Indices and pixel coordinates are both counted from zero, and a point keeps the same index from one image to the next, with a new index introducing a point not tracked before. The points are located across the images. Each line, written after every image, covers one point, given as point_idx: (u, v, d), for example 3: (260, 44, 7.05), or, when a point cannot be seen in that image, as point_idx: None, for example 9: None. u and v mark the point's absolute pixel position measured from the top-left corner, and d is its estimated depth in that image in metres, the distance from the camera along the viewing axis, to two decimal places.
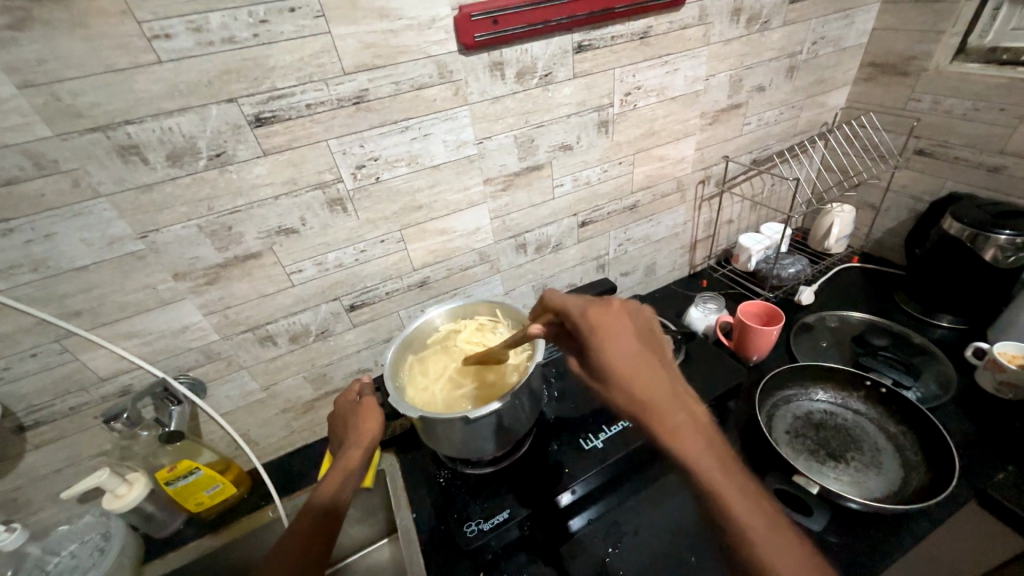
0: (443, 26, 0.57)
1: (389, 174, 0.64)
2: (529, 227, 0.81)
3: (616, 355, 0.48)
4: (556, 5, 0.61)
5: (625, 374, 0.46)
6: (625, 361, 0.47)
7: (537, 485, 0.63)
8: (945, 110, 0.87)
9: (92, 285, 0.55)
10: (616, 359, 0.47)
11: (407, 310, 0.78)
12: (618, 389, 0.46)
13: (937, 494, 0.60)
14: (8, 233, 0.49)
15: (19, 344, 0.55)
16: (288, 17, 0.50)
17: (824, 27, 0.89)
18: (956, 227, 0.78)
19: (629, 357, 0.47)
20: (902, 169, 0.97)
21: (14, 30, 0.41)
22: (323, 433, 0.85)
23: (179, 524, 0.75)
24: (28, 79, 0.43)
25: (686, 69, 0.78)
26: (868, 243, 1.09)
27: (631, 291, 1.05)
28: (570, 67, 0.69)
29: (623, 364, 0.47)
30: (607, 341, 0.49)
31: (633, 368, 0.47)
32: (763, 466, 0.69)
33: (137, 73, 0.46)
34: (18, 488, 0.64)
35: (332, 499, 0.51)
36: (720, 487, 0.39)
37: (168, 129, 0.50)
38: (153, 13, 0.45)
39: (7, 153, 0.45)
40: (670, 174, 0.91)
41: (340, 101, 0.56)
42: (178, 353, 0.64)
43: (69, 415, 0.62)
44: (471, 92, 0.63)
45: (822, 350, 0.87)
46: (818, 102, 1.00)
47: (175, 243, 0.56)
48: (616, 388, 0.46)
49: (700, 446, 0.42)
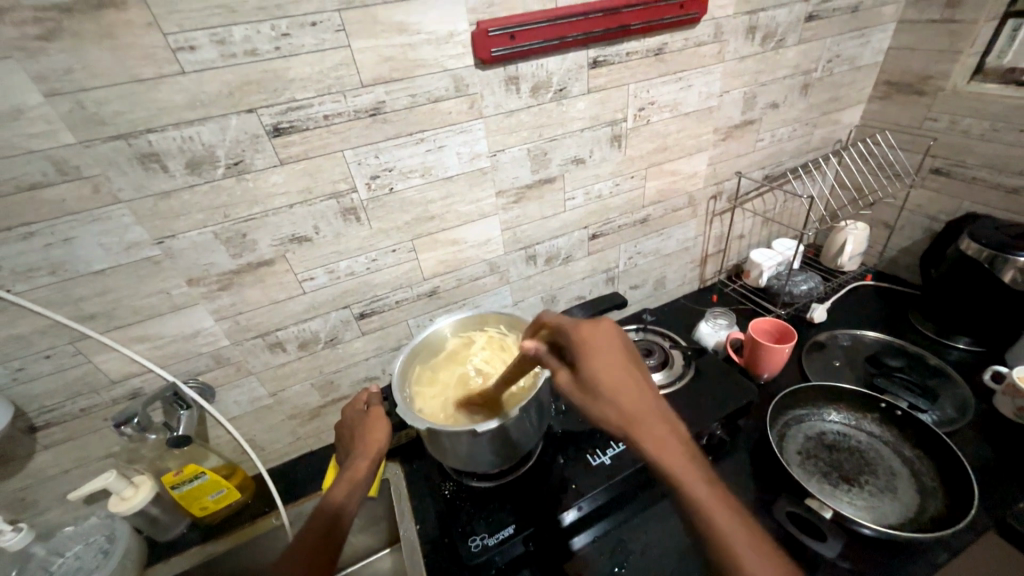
0: (461, 41, 0.58)
1: (402, 185, 0.64)
2: (540, 239, 0.81)
3: (607, 374, 0.45)
4: (573, 21, 0.62)
5: (615, 397, 0.45)
6: (618, 383, 0.45)
7: (544, 500, 0.62)
8: (962, 129, 0.86)
9: (108, 288, 0.55)
10: (607, 379, 0.45)
11: (415, 319, 0.78)
12: (610, 413, 0.44)
13: (955, 522, 0.58)
14: (29, 236, 0.49)
15: (34, 345, 0.56)
16: (310, 30, 0.50)
17: (840, 46, 0.89)
18: (974, 248, 0.77)
19: (621, 378, 0.46)
20: (918, 188, 0.96)
21: (44, 40, 0.42)
22: (328, 441, 0.85)
23: (182, 528, 0.75)
24: (56, 87, 0.44)
25: (700, 85, 0.79)
26: (882, 262, 1.08)
27: (640, 305, 1.04)
28: (585, 82, 0.69)
29: (614, 386, 0.45)
30: (597, 359, 0.46)
31: (624, 390, 0.45)
32: (774, 488, 0.68)
33: (161, 83, 0.47)
34: (26, 488, 0.65)
35: (337, 511, 0.51)
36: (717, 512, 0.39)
37: (188, 138, 0.51)
38: (178, 26, 0.46)
39: (31, 158, 0.46)
40: (681, 189, 0.90)
41: (357, 112, 0.57)
42: (188, 358, 0.64)
43: (79, 417, 0.62)
44: (486, 106, 0.64)
45: (834, 369, 0.85)
46: (832, 119, 1.00)
47: (190, 249, 0.57)
48: (607, 410, 0.44)
49: (693, 470, 0.41)
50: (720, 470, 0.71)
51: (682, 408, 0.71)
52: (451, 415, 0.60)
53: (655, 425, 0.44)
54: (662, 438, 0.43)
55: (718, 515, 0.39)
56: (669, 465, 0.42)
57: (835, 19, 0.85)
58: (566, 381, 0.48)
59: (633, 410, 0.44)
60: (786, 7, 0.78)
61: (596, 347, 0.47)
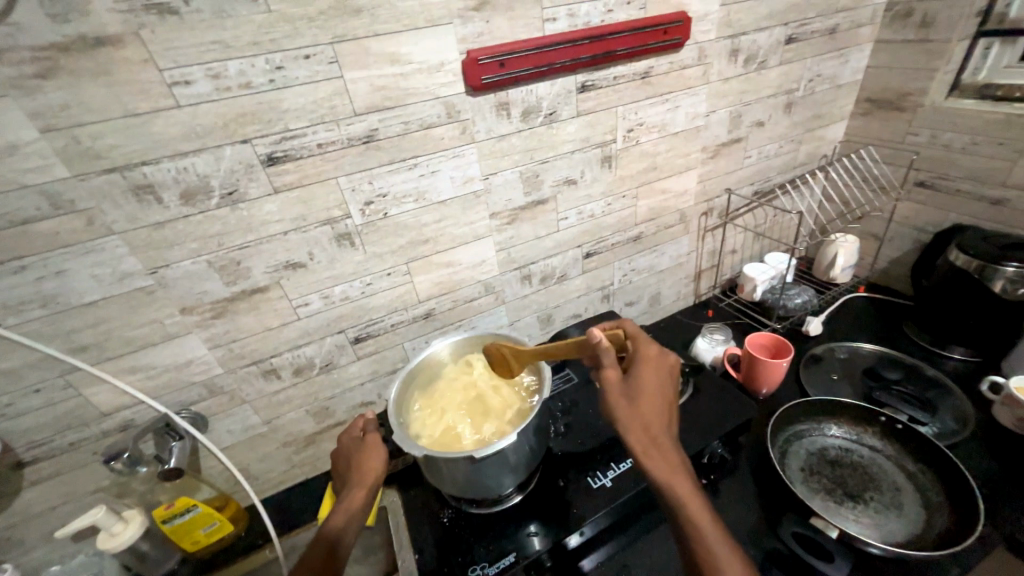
0: (451, 70, 0.59)
1: (396, 210, 0.65)
2: (534, 259, 0.82)
3: (651, 387, 0.53)
4: (560, 49, 0.63)
5: (646, 414, 0.51)
6: (654, 405, 0.51)
7: (545, 526, 0.61)
8: (943, 143, 0.88)
9: (100, 319, 0.55)
10: (648, 393, 0.52)
11: (411, 342, 0.78)
12: (641, 419, 0.50)
13: (962, 539, 0.57)
14: (20, 270, 0.49)
15: (23, 379, 0.55)
16: (304, 63, 0.52)
17: (820, 66, 0.92)
18: (963, 258, 0.78)
19: (657, 402, 0.52)
20: (904, 201, 0.98)
21: (41, 78, 0.43)
22: (324, 468, 0.83)
23: (173, 564, 0.72)
24: (52, 123, 0.45)
25: (686, 106, 0.80)
26: (874, 273, 1.09)
27: (637, 321, 1.05)
28: (574, 106, 0.71)
29: (652, 401, 0.52)
30: (649, 373, 0.54)
31: (659, 406, 0.52)
32: (778, 506, 0.67)
33: (156, 116, 0.48)
34: (10, 527, 0.63)
35: (332, 548, 0.49)
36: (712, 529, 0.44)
37: (183, 169, 0.51)
38: (174, 62, 0.47)
39: (26, 193, 0.46)
40: (673, 206, 0.92)
41: (351, 140, 0.58)
42: (181, 387, 0.63)
43: (67, 452, 0.61)
44: (478, 131, 0.65)
45: (832, 382, 0.85)
46: (817, 136, 1.02)
47: (184, 278, 0.57)
48: (640, 416, 0.50)
49: (700, 491, 0.46)
50: (722, 488, 0.70)
51: (682, 426, 0.70)
52: (443, 434, 0.60)
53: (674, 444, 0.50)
54: (674, 464, 0.48)
55: (711, 532, 0.44)
56: (679, 478, 0.47)
57: (814, 40, 0.88)
58: (613, 379, 0.54)
59: (660, 425, 0.50)
60: (767, 31, 0.81)
61: (655, 366, 0.54)
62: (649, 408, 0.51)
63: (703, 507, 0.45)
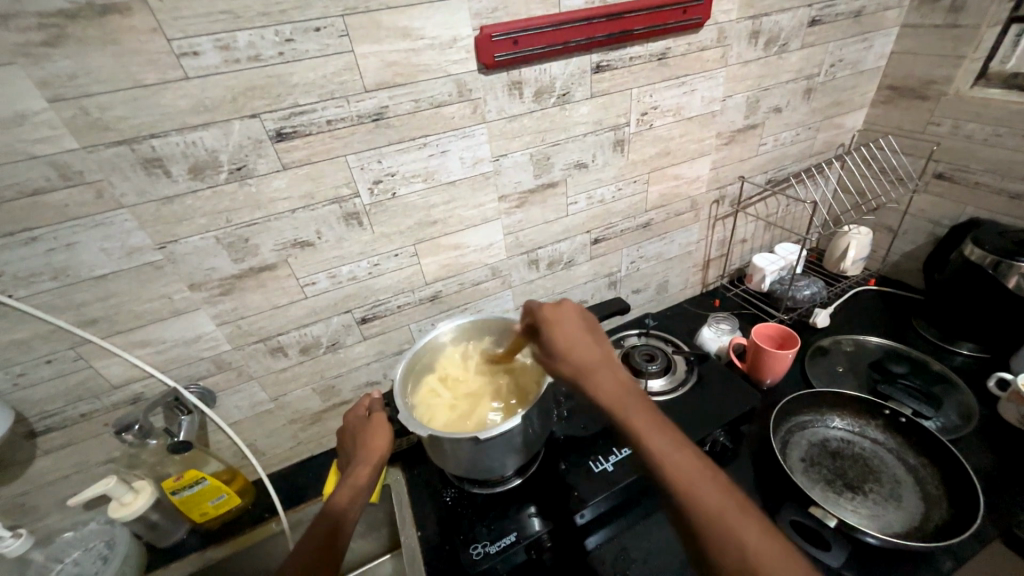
0: (464, 46, 0.58)
1: (405, 189, 0.64)
2: (542, 243, 0.81)
3: (560, 338, 0.54)
4: (576, 27, 0.62)
5: (570, 354, 0.52)
6: (572, 344, 0.53)
7: (546, 508, 0.62)
8: (965, 134, 0.86)
9: (111, 293, 0.55)
10: (562, 340, 0.54)
11: (417, 324, 0.78)
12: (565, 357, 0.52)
13: (961, 532, 0.58)
14: (31, 242, 0.49)
15: (35, 350, 0.55)
16: (314, 36, 0.50)
17: (843, 50, 0.89)
18: (978, 253, 0.76)
19: (575, 341, 0.53)
20: (921, 193, 0.96)
21: (48, 46, 0.42)
22: (329, 445, 0.85)
23: (182, 533, 0.74)
24: (59, 92, 0.44)
25: (703, 90, 0.78)
26: (885, 266, 1.08)
27: (643, 308, 1.04)
28: (588, 87, 0.69)
29: (570, 339, 0.54)
30: (553, 325, 0.56)
31: (575, 344, 0.53)
32: (777, 496, 0.67)
33: (165, 88, 0.47)
34: (25, 493, 0.64)
35: (338, 518, 0.50)
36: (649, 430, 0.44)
37: (191, 143, 0.51)
38: (182, 32, 0.46)
39: (34, 164, 0.46)
40: (684, 193, 0.90)
41: (360, 117, 0.57)
42: (189, 363, 0.64)
43: (80, 422, 0.62)
44: (489, 111, 0.64)
45: (837, 375, 0.85)
46: (835, 124, 1.00)
47: (193, 254, 0.57)
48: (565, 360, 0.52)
49: (634, 404, 0.46)
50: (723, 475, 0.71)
51: (685, 414, 0.71)
52: (455, 412, 0.61)
53: (600, 369, 0.50)
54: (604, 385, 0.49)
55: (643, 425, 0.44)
56: (612, 398, 0.47)
57: (838, 24, 0.85)
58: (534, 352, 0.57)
59: (581, 360, 0.52)
60: (790, 12, 0.78)
61: (556, 318, 0.56)
62: (568, 352, 0.52)
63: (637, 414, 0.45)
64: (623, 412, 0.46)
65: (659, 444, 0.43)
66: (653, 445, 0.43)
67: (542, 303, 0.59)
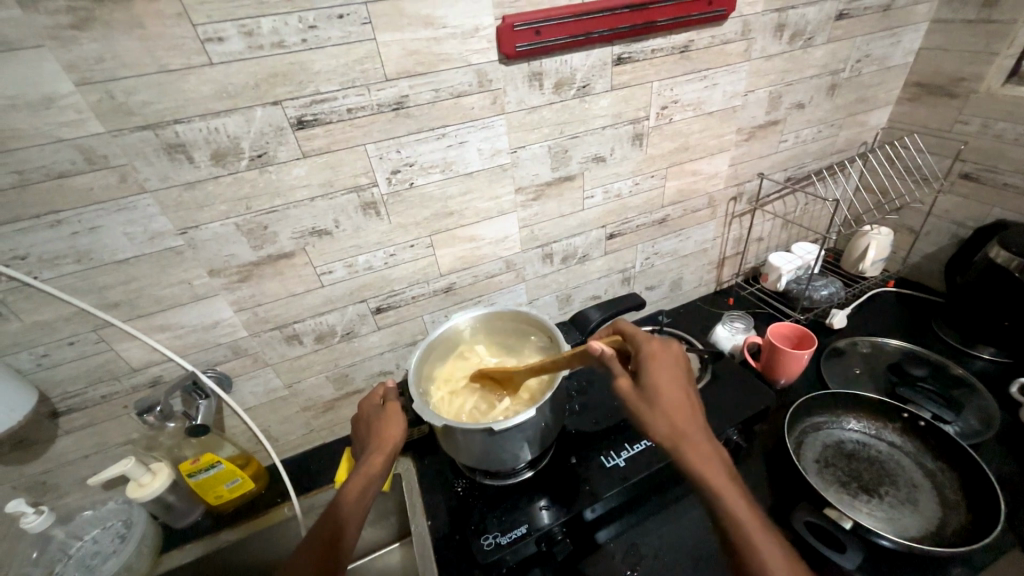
0: (486, 36, 0.57)
1: (423, 180, 0.64)
2: (557, 237, 0.81)
3: (668, 389, 0.51)
4: (599, 17, 0.61)
5: (670, 405, 0.50)
6: (675, 396, 0.50)
7: (557, 501, 0.62)
8: (994, 134, 0.83)
9: (133, 277, 0.56)
10: (665, 386, 0.51)
11: (431, 314, 0.78)
12: (665, 410, 0.49)
13: (979, 538, 0.57)
14: (57, 225, 0.50)
15: (59, 332, 0.56)
16: (337, 23, 0.50)
17: (870, 45, 0.87)
18: (1003, 256, 0.74)
19: (678, 393, 0.51)
20: (946, 193, 0.94)
21: (76, 29, 0.42)
22: (341, 433, 0.85)
23: (197, 515, 0.76)
24: (86, 76, 0.45)
25: (725, 84, 0.77)
26: (905, 268, 1.06)
27: (657, 306, 1.04)
28: (609, 79, 0.68)
29: (673, 389, 0.51)
30: (661, 373, 0.52)
31: (683, 402, 0.50)
32: (791, 496, 0.67)
33: (189, 73, 0.47)
34: (48, 471, 0.66)
35: (352, 507, 0.51)
36: (749, 517, 0.43)
37: (214, 129, 0.51)
38: (207, 17, 0.46)
39: (60, 147, 0.47)
40: (702, 189, 0.89)
41: (380, 106, 0.56)
42: (207, 348, 0.65)
43: (100, 403, 0.63)
44: (509, 101, 0.63)
45: (853, 377, 0.84)
46: (858, 121, 0.98)
47: (213, 240, 0.57)
48: (664, 412, 0.49)
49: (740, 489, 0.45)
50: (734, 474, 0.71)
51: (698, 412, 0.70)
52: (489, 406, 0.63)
53: (705, 438, 0.48)
54: (706, 454, 0.47)
55: (741, 507, 0.44)
56: (712, 469, 0.46)
57: (866, 18, 0.83)
58: (626, 387, 0.52)
59: (686, 422, 0.49)
60: (816, 5, 0.76)
61: (664, 367, 0.52)
62: (669, 401, 0.50)
63: (738, 497, 0.44)
64: (731, 496, 0.44)
65: (770, 539, 0.41)
66: (759, 538, 0.42)
67: (648, 340, 0.55)
